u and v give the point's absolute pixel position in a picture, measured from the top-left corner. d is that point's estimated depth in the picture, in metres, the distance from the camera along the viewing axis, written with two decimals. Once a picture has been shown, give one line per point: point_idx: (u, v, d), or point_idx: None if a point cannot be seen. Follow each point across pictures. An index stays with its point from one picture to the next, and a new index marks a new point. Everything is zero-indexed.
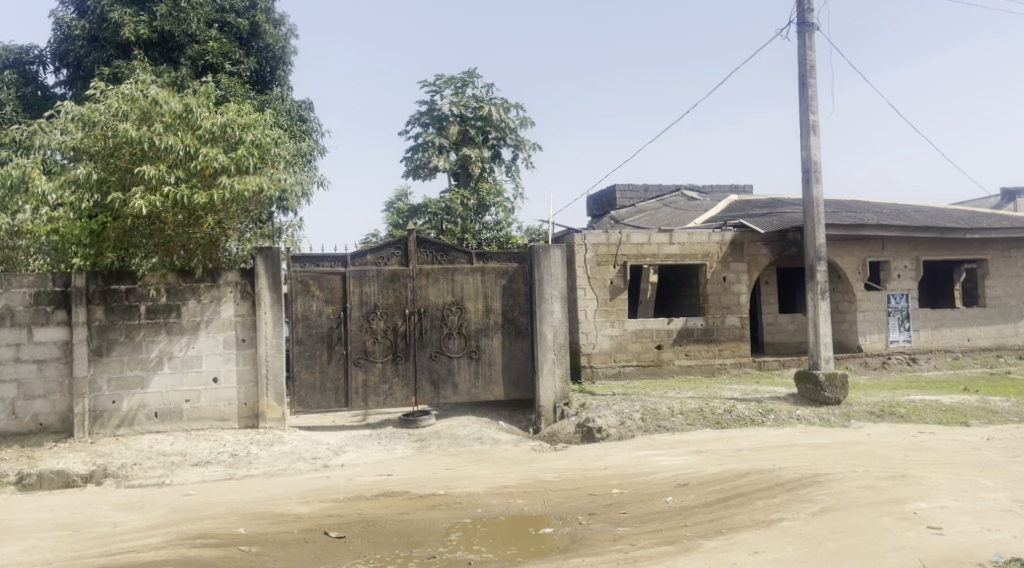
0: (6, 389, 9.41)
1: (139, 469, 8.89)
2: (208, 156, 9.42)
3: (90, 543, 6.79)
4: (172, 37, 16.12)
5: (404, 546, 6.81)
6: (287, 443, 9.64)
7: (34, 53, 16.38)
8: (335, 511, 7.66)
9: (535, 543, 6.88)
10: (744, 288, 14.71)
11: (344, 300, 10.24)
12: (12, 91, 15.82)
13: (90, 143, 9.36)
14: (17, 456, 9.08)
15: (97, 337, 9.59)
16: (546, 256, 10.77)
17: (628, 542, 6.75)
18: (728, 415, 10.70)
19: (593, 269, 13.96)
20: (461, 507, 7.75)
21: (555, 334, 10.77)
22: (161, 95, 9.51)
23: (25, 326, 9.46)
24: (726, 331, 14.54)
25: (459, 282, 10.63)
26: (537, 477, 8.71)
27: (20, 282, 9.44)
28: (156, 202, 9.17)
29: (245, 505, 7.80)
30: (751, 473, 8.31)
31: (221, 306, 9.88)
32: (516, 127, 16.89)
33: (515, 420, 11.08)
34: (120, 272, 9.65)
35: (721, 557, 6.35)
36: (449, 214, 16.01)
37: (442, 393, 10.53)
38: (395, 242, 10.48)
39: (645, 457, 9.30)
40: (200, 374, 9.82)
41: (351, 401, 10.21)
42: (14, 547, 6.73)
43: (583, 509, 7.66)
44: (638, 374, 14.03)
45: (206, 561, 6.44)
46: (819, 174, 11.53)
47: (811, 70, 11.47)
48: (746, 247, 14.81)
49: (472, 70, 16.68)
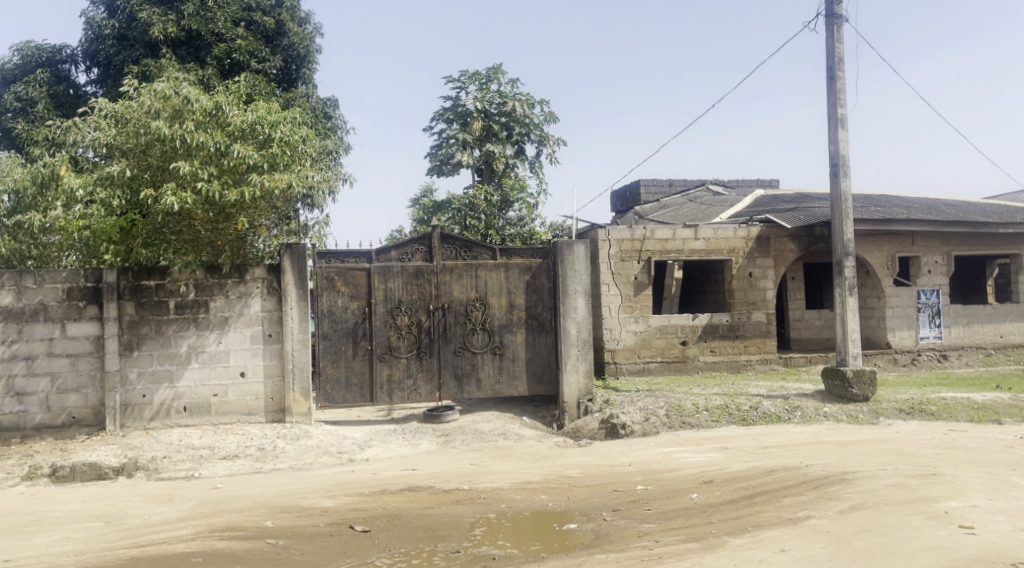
0: (40, 383, 9.54)
1: (169, 462, 8.99)
2: (240, 153, 9.50)
3: (121, 534, 6.89)
4: (200, 36, 16.27)
5: (429, 540, 6.84)
6: (313, 438, 9.73)
7: (66, 52, 16.60)
8: (360, 505, 7.71)
9: (559, 539, 6.89)
10: (770, 284, 14.61)
11: (369, 295, 10.29)
12: (44, 89, 16.02)
13: (122, 140, 9.48)
14: (50, 449, 9.23)
15: (129, 332, 9.72)
16: (570, 252, 10.73)
17: (653, 539, 6.74)
18: (753, 412, 10.62)
19: (617, 265, 13.93)
20: (485, 503, 7.77)
21: (579, 330, 10.75)
22: (192, 93, 9.59)
23: (58, 321, 9.60)
24: (751, 327, 14.44)
25: (483, 278, 10.65)
26: (561, 473, 8.72)
27: (54, 277, 9.59)
28: (188, 199, 9.27)
29: (271, 499, 7.87)
30: (778, 470, 8.26)
31: (248, 302, 9.96)
32: (541, 123, 16.86)
33: (538, 416, 11.10)
34: (150, 268, 9.76)
35: (747, 554, 6.32)
36: (472, 210, 16.06)
37: (466, 388, 10.56)
38: (418, 238, 10.52)
39: (670, 454, 9.27)
40: (228, 368, 9.91)
41: (376, 396, 10.28)
42: (48, 538, 6.84)
43: (608, 505, 7.65)
44: (663, 370, 13.98)
45: (235, 554, 6.50)
46: (847, 168, 11.41)
47: (839, 62, 11.36)
48: (772, 242, 14.71)
49: (495, 67, 16.67)
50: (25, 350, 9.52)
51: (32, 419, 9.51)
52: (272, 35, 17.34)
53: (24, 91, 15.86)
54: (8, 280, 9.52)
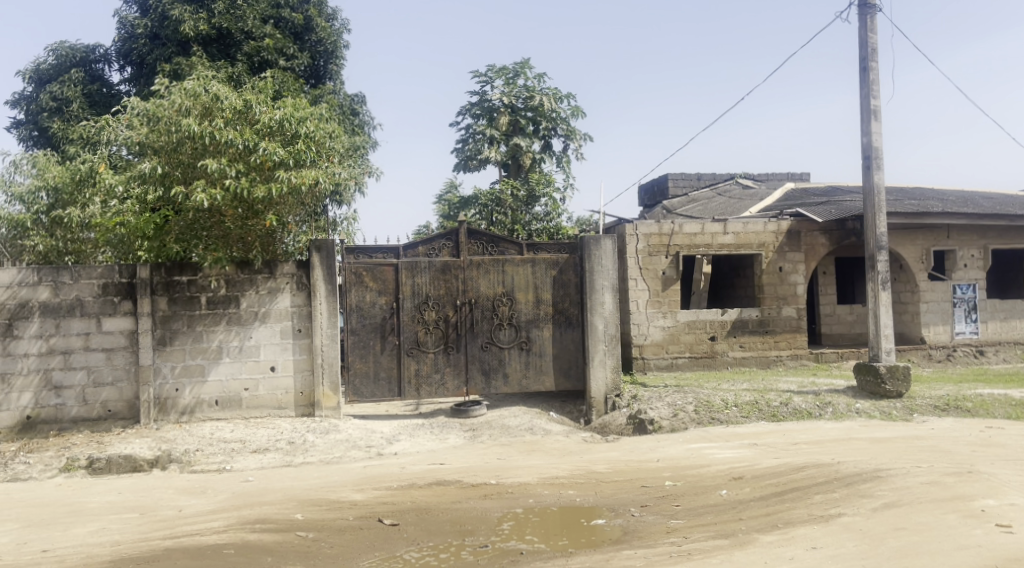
0: (76, 377, 9.69)
1: (201, 455, 9.09)
2: (267, 150, 9.54)
3: (155, 525, 6.98)
4: (230, 34, 16.41)
5: (458, 535, 6.87)
6: (342, 432, 9.80)
7: (100, 51, 16.84)
8: (388, 498, 7.75)
9: (586, 534, 6.87)
10: (800, 279, 14.47)
11: (397, 290, 10.34)
12: (78, 88, 16.25)
13: (154, 138, 9.57)
14: (87, 441, 9.37)
15: (161, 327, 9.83)
16: (597, 247, 10.70)
17: (682, 535, 6.71)
18: (784, 408, 10.53)
19: (645, 260, 13.86)
20: (512, 497, 7.78)
21: (606, 325, 10.71)
22: (222, 90, 9.68)
23: (94, 317, 9.74)
24: (782, 322, 14.32)
25: (511, 273, 10.65)
26: (588, 468, 8.70)
27: (90, 273, 9.73)
28: (217, 196, 9.35)
29: (302, 492, 7.94)
30: (809, 467, 8.18)
31: (278, 297, 10.04)
32: (567, 117, 16.80)
33: (566, 411, 11.10)
34: (182, 264, 9.88)
35: (777, 551, 6.27)
36: (499, 205, 16.03)
37: (493, 383, 10.58)
38: (446, 233, 10.54)
39: (699, 450, 9.22)
40: (258, 363, 10.00)
41: (404, 391, 10.34)
42: (85, 529, 6.95)
43: (637, 501, 7.63)
44: (691, 365, 13.90)
45: (266, 546, 6.56)
46: (880, 160, 11.26)
47: (873, 53, 11.20)
48: (802, 236, 14.57)
49: (523, 61, 16.64)
50: (63, 344, 9.68)
51: (69, 412, 9.67)
52: (301, 31, 17.46)
53: (59, 91, 16.10)
54: (46, 274, 9.67)
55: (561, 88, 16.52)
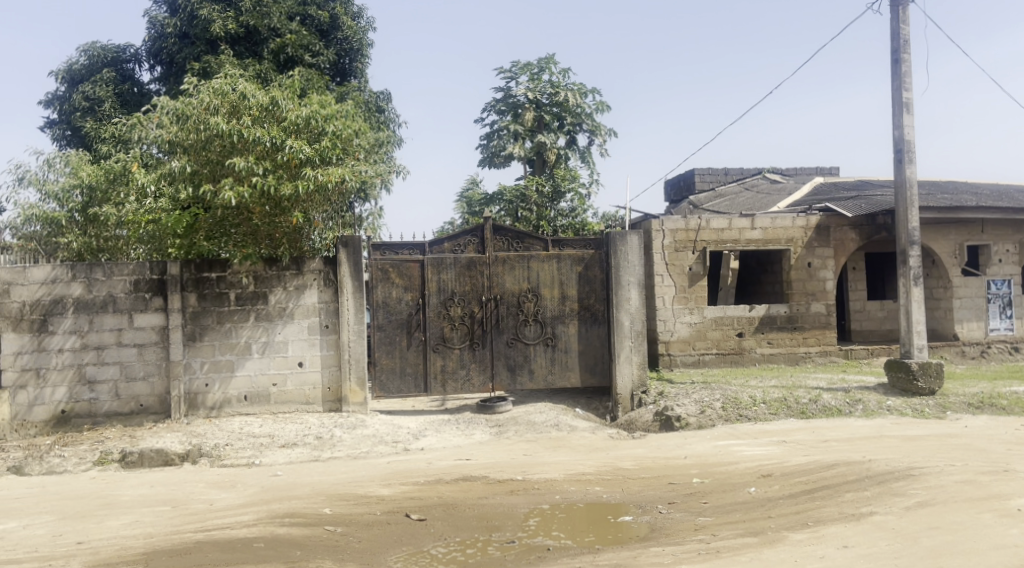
0: (109, 372, 9.80)
1: (231, 449, 9.17)
2: (294, 148, 9.59)
3: (187, 519, 7.06)
4: (257, 32, 16.52)
5: (484, 530, 6.88)
6: (369, 427, 9.86)
7: (131, 51, 17.04)
8: (415, 494, 7.78)
9: (613, 530, 6.86)
10: (830, 274, 14.32)
11: (422, 286, 10.37)
12: (110, 88, 16.45)
13: (183, 136, 9.65)
14: (120, 435, 9.48)
15: (192, 322, 9.94)
16: (623, 242, 10.67)
17: (710, 533, 6.67)
18: (813, 405, 10.43)
19: (671, 256, 13.79)
20: (539, 493, 7.78)
21: (632, 321, 10.67)
22: (249, 88, 9.73)
23: (126, 312, 9.84)
24: (811, 318, 14.19)
25: (536, 269, 10.64)
26: (615, 465, 8.68)
27: (122, 270, 9.84)
28: (245, 193, 9.41)
29: (330, 486, 7.99)
30: (839, 465, 8.10)
31: (305, 293, 10.11)
32: (593, 113, 16.74)
33: (591, 408, 11.08)
34: (211, 260, 9.96)
35: (808, 550, 6.21)
36: (524, 202, 16.00)
37: (519, 379, 10.59)
38: (471, 230, 10.54)
39: (727, 447, 9.16)
40: (286, 359, 10.08)
41: (430, 386, 10.36)
42: (119, 521, 7.05)
43: (664, 498, 7.59)
44: (718, 362, 13.80)
45: (295, 540, 6.61)
46: (912, 154, 11.12)
47: (905, 44, 11.05)
48: (832, 231, 14.42)
49: (548, 56, 16.61)
50: (96, 340, 9.80)
51: (102, 407, 9.79)
52: (326, 29, 17.58)
53: (91, 91, 16.31)
54: (79, 271, 9.79)
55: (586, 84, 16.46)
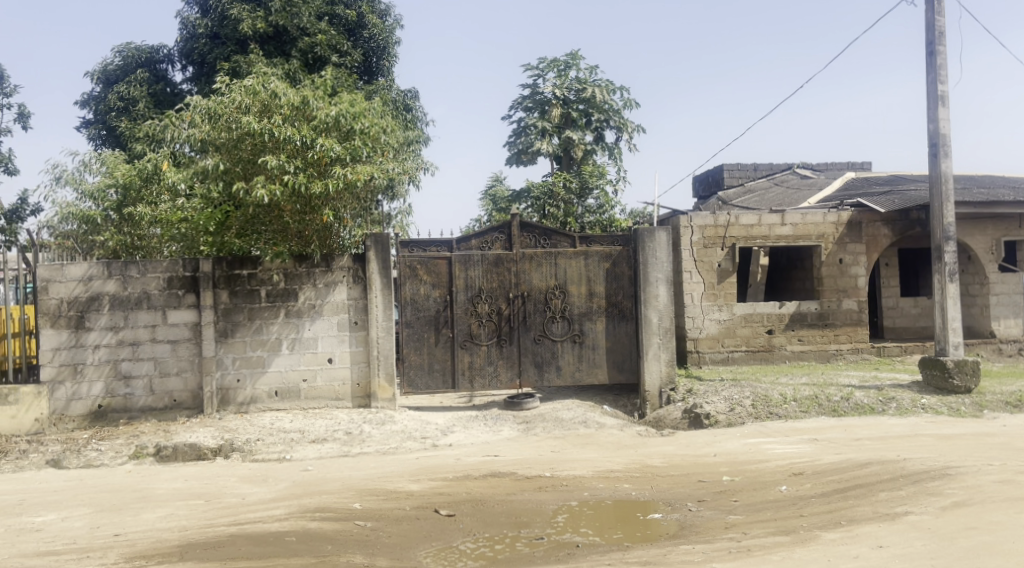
0: (143, 367, 9.93)
1: (262, 444, 9.26)
2: (324, 147, 9.64)
3: (220, 512, 7.14)
4: (286, 31, 16.63)
5: (513, 526, 6.88)
6: (398, 423, 9.91)
7: (164, 51, 17.25)
8: (444, 489, 7.81)
9: (641, 528, 6.84)
10: (862, 271, 14.15)
11: (450, 283, 10.40)
12: (144, 88, 16.65)
13: (215, 135, 9.75)
14: (154, 430, 9.60)
15: (223, 319, 10.04)
16: (651, 238, 10.61)
17: (741, 531, 6.62)
18: (845, 403, 10.32)
19: (699, 252, 13.71)
20: (568, 490, 7.77)
21: (661, 318, 10.62)
22: (279, 87, 9.79)
23: (159, 309, 9.96)
24: (842, 315, 14.04)
25: (563, 266, 10.63)
26: (644, 462, 8.65)
27: (155, 267, 9.95)
28: (276, 191, 9.48)
29: (359, 481, 8.05)
30: (872, 464, 8.01)
31: (334, 290, 10.17)
32: (620, 109, 16.67)
33: (620, 405, 11.06)
34: (243, 258, 10.06)
35: (842, 549, 6.15)
36: (552, 198, 16.00)
37: (546, 376, 10.59)
38: (499, 226, 10.55)
39: (757, 445, 9.08)
40: (316, 355, 10.15)
41: (457, 382, 10.40)
42: (154, 514, 7.14)
43: (693, 496, 7.55)
44: (748, 359, 13.69)
45: (326, 534, 6.66)
46: (947, 147, 10.95)
47: (940, 36, 10.88)
48: (864, 227, 14.25)
49: (574, 53, 16.57)
50: (131, 336, 9.92)
51: (137, 402, 9.92)
52: (353, 28, 17.68)
53: (126, 91, 16.54)
54: (114, 269, 9.91)
55: (613, 80, 16.39)
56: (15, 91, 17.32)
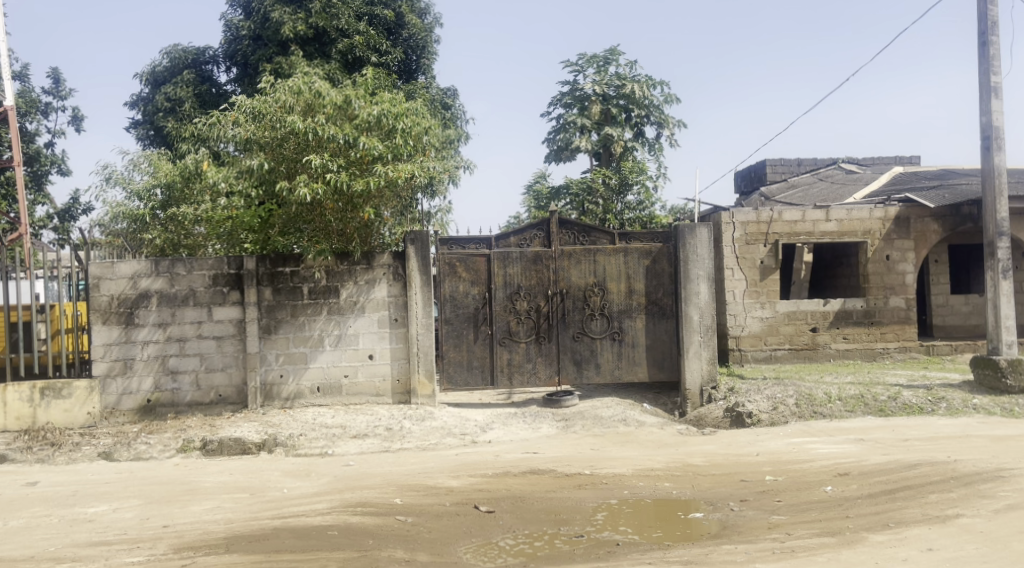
0: (189, 363, 10.07)
1: (304, 439, 9.34)
2: (367, 145, 9.69)
3: (264, 505, 7.21)
4: (326, 32, 16.78)
5: (553, 523, 6.86)
6: (437, 419, 9.93)
7: (209, 53, 17.52)
8: (484, 486, 7.80)
9: (682, 527, 6.77)
10: (909, 267, 13.89)
11: (489, 280, 10.39)
12: (190, 89, 16.90)
13: (259, 134, 9.85)
14: (201, 424, 9.74)
15: (267, 315, 10.14)
16: (692, 234, 10.50)
17: (785, 532, 6.52)
18: (892, 403, 10.11)
19: (741, 249, 13.54)
20: (608, 488, 7.72)
21: (702, 315, 10.51)
22: (323, 87, 9.88)
23: (205, 306, 10.09)
24: (889, 313, 13.79)
25: (603, 263, 10.57)
26: (685, 461, 8.57)
27: (201, 265, 10.08)
28: (319, 189, 9.56)
29: (399, 477, 8.08)
30: (921, 465, 7.83)
31: (375, 287, 10.23)
32: (660, 104, 16.53)
33: (660, 403, 10.96)
34: (286, 256, 10.16)
35: (890, 552, 6.02)
36: (590, 194, 15.92)
37: (586, 373, 10.54)
38: (537, 224, 10.51)
39: (801, 444, 8.94)
40: (357, 351, 10.22)
41: (496, 379, 10.41)
42: (200, 506, 7.24)
43: (736, 495, 7.45)
44: (791, 357, 13.51)
45: (368, 529, 6.68)
46: (1000, 140, 10.68)
47: (993, 26, 10.60)
48: (912, 222, 13.96)
49: (614, 48, 16.47)
50: (178, 332, 10.07)
51: (184, 397, 10.07)
52: (393, 27, 17.75)
53: (173, 92, 16.80)
54: (162, 267, 10.06)
55: (653, 75, 16.26)
56: (69, 94, 17.72)
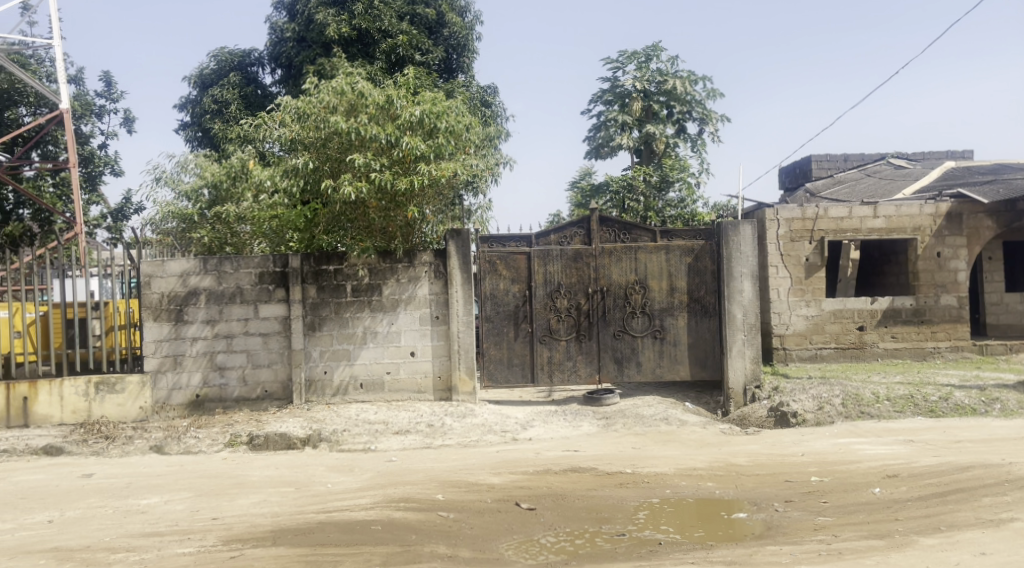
0: (236, 359, 10.21)
1: (348, 435, 9.42)
2: (410, 144, 9.72)
3: (309, 500, 7.28)
4: (369, 33, 16.90)
5: (595, 522, 6.82)
6: (478, 416, 9.95)
7: (255, 55, 17.78)
8: (525, 483, 7.79)
9: (725, 527, 6.68)
10: (962, 265, 13.58)
11: (529, 278, 10.37)
12: (236, 91, 17.13)
13: (304, 134, 9.95)
14: (247, 419, 9.87)
15: (311, 313, 10.24)
16: (735, 232, 10.39)
17: (831, 534, 6.40)
18: (943, 404, 9.90)
19: (786, 246, 13.34)
20: (650, 487, 7.65)
21: (745, 313, 10.39)
22: (366, 86, 9.93)
23: (252, 303, 10.21)
24: (940, 312, 13.50)
25: (644, 261, 10.49)
26: (729, 460, 8.46)
27: (247, 263, 10.20)
28: (363, 188, 9.62)
29: (441, 473, 8.10)
30: (973, 467, 7.64)
31: (417, 285, 10.27)
32: (703, 100, 16.35)
33: (702, 402, 10.85)
34: (329, 254, 10.24)
35: (941, 556, 5.88)
36: (631, 192, 15.82)
37: (627, 371, 10.47)
38: (578, 221, 10.46)
39: (848, 445, 8.78)
40: (399, 348, 10.27)
41: (537, 377, 10.40)
42: (247, 500, 7.34)
43: (780, 496, 7.34)
44: (837, 357, 13.30)
45: (411, 524, 6.71)
46: None
47: None
48: (965, 219, 13.63)
49: (655, 44, 16.34)
50: (226, 329, 10.20)
51: (231, 392, 10.21)
52: (434, 27, 17.80)
53: (220, 94, 17.06)
54: (210, 265, 10.20)
55: (696, 70, 16.10)
56: (121, 96, 18.06)
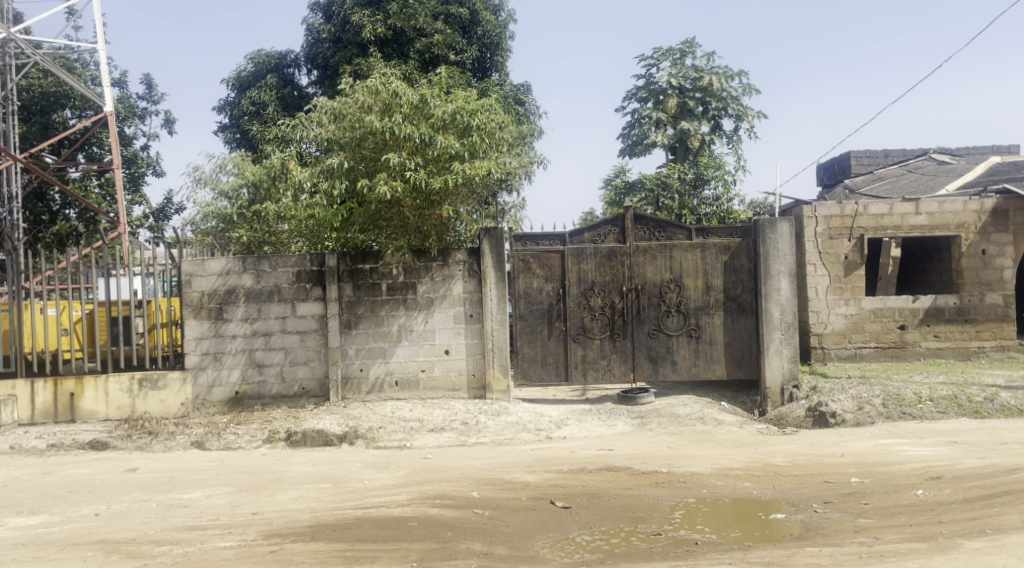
0: (274, 356, 10.30)
1: (383, 432, 9.46)
2: (445, 143, 9.74)
3: (346, 496, 7.32)
4: (404, 33, 16.97)
5: (630, 521, 6.77)
6: (513, 414, 9.94)
7: (291, 57, 17.94)
8: (560, 481, 7.77)
9: (762, 528, 6.60)
10: (1008, 262, 13.30)
11: (563, 276, 10.33)
12: (274, 92, 17.30)
13: (340, 134, 10.01)
14: (285, 416, 9.96)
15: (347, 311, 10.30)
16: (772, 230, 10.27)
17: (872, 536, 6.29)
18: (988, 405, 9.70)
19: (825, 244, 13.15)
20: (686, 487, 7.59)
21: (783, 312, 10.27)
22: (400, 86, 9.95)
23: (289, 301, 10.30)
24: (984, 310, 13.22)
25: (679, 259, 10.39)
26: (766, 461, 8.36)
27: (285, 262, 10.29)
28: (398, 187, 9.65)
29: (476, 471, 8.10)
30: (1019, 470, 7.46)
31: (451, 284, 10.29)
32: (739, 96, 16.19)
33: (738, 401, 10.73)
34: (365, 252, 10.30)
35: (986, 559, 5.75)
36: (666, 190, 15.70)
37: (661, 370, 10.40)
38: (611, 219, 10.39)
39: (889, 446, 8.62)
40: (434, 346, 10.30)
41: (571, 375, 10.35)
42: (286, 495, 7.40)
43: (819, 497, 7.23)
44: (877, 356, 13.10)
45: (446, 521, 6.71)
46: None
47: None
48: (1011, 215, 13.32)
49: (690, 40, 16.22)
50: (264, 327, 10.30)
51: (269, 389, 10.30)
52: (468, 25, 17.82)
53: (258, 95, 17.26)
54: (249, 264, 10.29)
55: (732, 66, 15.94)
56: (162, 98, 18.33)
